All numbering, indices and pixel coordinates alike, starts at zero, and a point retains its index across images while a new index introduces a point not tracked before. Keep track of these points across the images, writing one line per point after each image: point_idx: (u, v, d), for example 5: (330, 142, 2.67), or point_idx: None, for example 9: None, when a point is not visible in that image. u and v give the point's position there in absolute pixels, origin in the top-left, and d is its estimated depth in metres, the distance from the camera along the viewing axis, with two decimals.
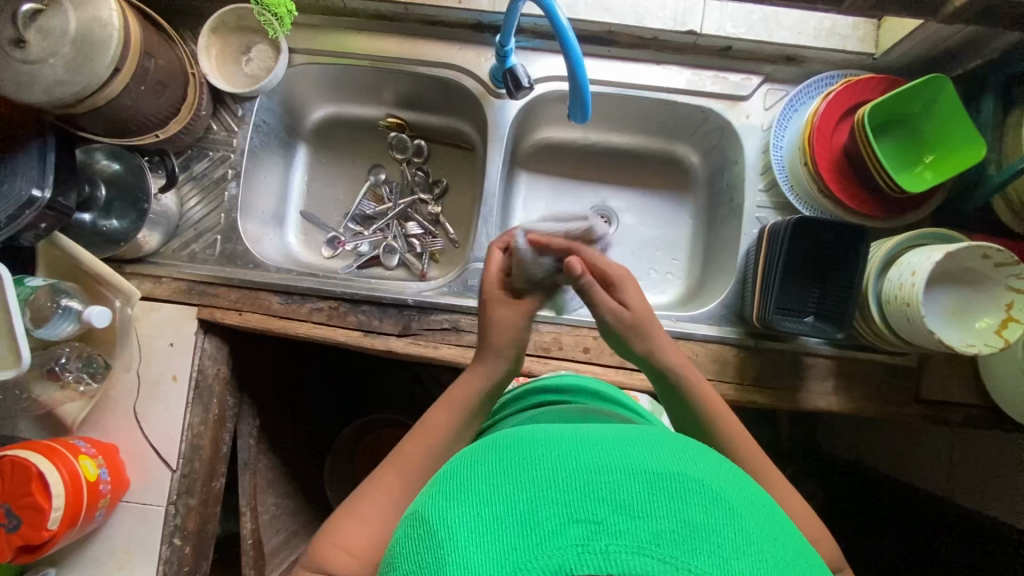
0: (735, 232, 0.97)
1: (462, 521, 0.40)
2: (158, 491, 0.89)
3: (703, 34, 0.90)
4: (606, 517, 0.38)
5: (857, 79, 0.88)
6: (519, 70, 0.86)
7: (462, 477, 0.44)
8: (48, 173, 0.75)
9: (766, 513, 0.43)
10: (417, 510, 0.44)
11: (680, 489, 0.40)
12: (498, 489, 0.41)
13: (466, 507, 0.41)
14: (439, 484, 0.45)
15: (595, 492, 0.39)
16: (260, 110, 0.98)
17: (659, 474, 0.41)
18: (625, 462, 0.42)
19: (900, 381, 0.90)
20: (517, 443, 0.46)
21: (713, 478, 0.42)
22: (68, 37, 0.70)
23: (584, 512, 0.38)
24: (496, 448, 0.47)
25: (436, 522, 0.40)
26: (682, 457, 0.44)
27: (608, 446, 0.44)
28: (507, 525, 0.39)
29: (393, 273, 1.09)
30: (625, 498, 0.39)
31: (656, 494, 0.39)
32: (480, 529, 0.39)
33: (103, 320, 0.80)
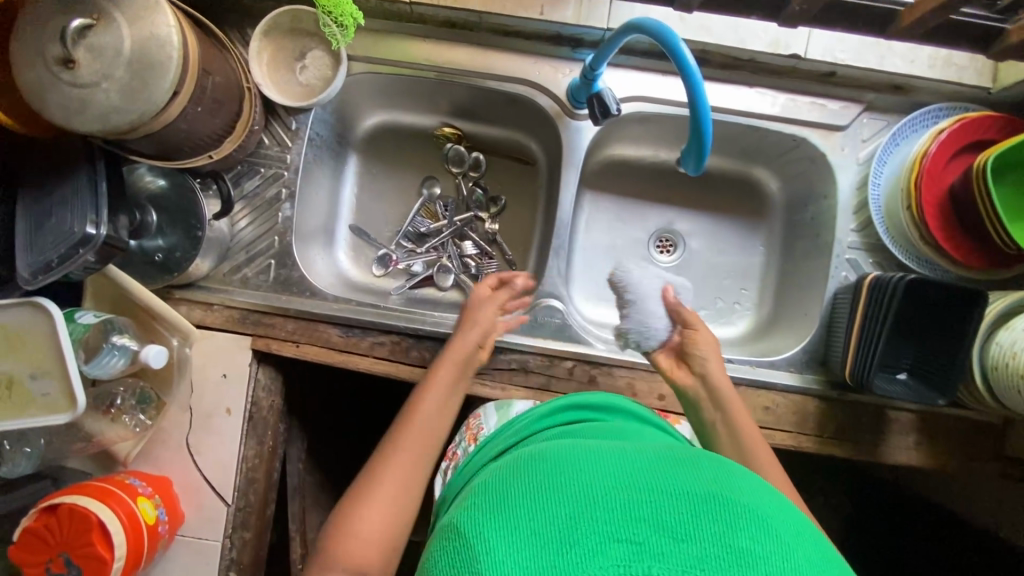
0: (818, 272, 0.91)
1: (497, 534, 0.39)
2: (215, 525, 0.86)
3: (806, 59, 0.83)
4: (648, 539, 0.38)
5: (973, 117, 0.80)
6: (608, 96, 0.78)
7: (500, 492, 0.44)
8: (101, 206, 0.69)
9: (816, 542, 0.41)
10: (454, 525, 0.43)
11: (724, 511, 0.39)
12: (536, 505, 0.41)
13: (504, 522, 0.40)
14: (478, 500, 0.45)
15: (636, 511, 0.39)
16: (315, 122, 0.91)
17: (703, 495, 0.40)
18: (667, 483, 0.41)
19: (984, 437, 0.86)
20: (556, 459, 0.46)
21: (761, 504, 0.41)
22: (122, 58, 0.62)
23: (625, 532, 0.38)
24: (534, 464, 0.46)
25: (471, 535, 0.40)
26: (727, 480, 0.43)
27: (651, 467, 0.43)
28: (544, 540, 0.38)
29: (447, 295, 1.03)
30: (667, 519, 0.39)
31: (700, 517, 0.39)
32: (515, 539, 0.38)
33: (159, 360, 0.75)
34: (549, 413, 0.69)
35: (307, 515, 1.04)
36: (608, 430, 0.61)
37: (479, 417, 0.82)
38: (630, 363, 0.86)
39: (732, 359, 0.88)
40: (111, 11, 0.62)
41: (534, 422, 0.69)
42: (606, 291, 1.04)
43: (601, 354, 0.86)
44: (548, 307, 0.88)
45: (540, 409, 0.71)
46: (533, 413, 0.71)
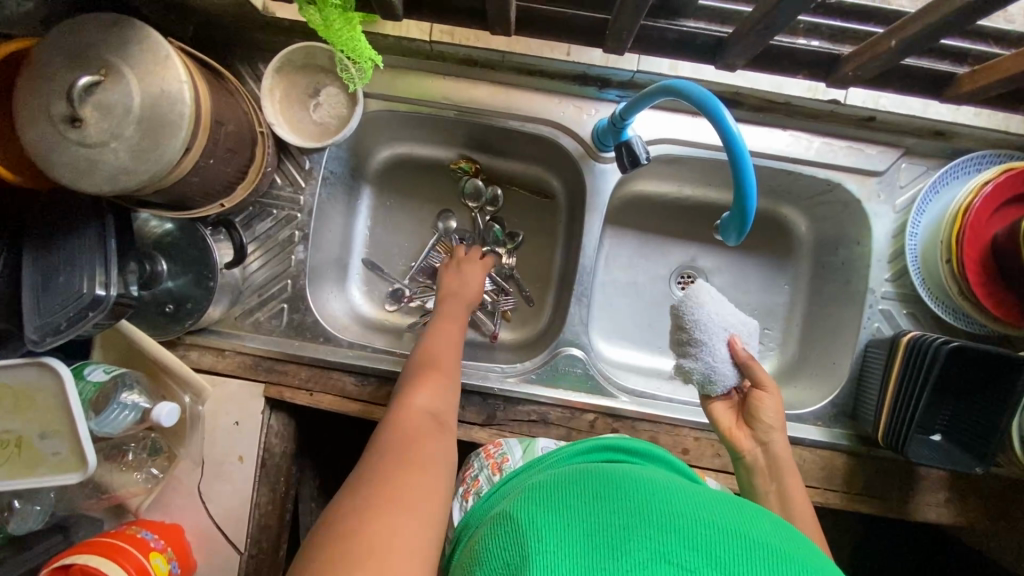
0: (849, 321, 0.88)
1: (550, 530, 0.42)
2: (227, 574, 0.85)
3: (845, 105, 0.79)
4: (699, 568, 0.39)
5: (1021, 168, 0.76)
6: (637, 144, 0.75)
7: (556, 495, 0.47)
8: (110, 265, 0.66)
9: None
10: (508, 516, 0.47)
11: (773, 561, 0.41)
12: (593, 512, 0.44)
13: (560, 521, 0.43)
14: (535, 496, 0.48)
15: (688, 539, 0.41)
16: (329, 160, 0.88)
17: (755, 542, 0.42)
18: (720, 523, 0.43)
19: (1019, 497, 0.83)
20: (612, 481, 0.48)
21: (812, 562, 0.42)
22: (132, 116, 0.59)
23: (675, 556, 0.40)
24: (590, 478, 0.49)
25: (526, 523, 0.43)
26: (779, 535, 0.45)
27: (708, 507, 0.45)
28: (599, 542, 0.41)
29: (462, 331, 1.02)
30: (717, 553, 0.40)
31: (750, 559, 0.40)
32: (567, 536, 0.41)
33: (171, 419, 0.73)
34: (591, 450, 0.66)
35: None
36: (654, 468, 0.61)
37: (499, 444, 0.79)
38: (654, 416, 0.83)
39: None
40: (119, 66, 0.59)
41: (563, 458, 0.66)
42: (625, 330, 1.01)
43: (624, 405, 0.83)
44: (570, 356, 0.85)
45: (566, 448, 0.68)
46: (562, 450, 0.66)
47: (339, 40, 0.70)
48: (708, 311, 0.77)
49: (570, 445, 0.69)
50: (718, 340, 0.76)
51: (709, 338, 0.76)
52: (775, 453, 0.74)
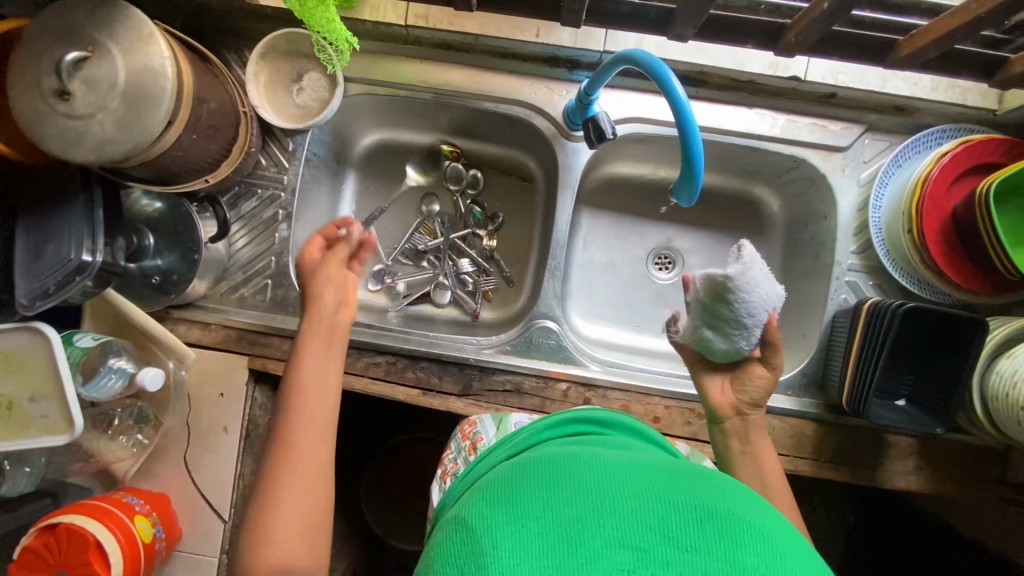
0: (818, 293, 0.90)
1: (505, 531, 0.40)
2: (212, 542, 0.87)
3: (806, 81, 0.81)
4: (654, 547, 0.40)
5: (978, 139, 0.78)
6: (603, 120, 0.77)
7: (509, 489, 0.45)
8: (98, 233, 0.70)
9: (810, 556, 0.43)
10: (460, 517, 0.45)
11: (726, 526, 0.41)
12: (548, 505, 0.42)
13: (514, 518, 0.41)
14: (487, 493, 0.46)
15: (643, 519, 0.41)
16: (312, 142, 0.91)
17: (708, 511, 0.42)
18: (673, 497, 0.43)
19: (984, 464, 0.85)
20: (565, 461, 0.47)
21: (762, 522, 0.43)
22: (117, 90, 0.63)
23: (631, 539, 0.40)
24: (541, 465, 0.47)
25: (480, 529, 0.41)
26: (729, 497, 0.45)
27: (662, 480, 0.45)
28: (557, 540, 0.40)
29: (444, 311, 1.04)
30: (671, 528, 0.41)
31: (704, 530, 0.41)
32: (523, 537, 0.40)
33: (156, 384, 0.76)
34: (559, 422, 0.67)
35: None
36: (611, 440, 0.61)
37: (473, 423, 0.80)
38: (626, 385, 0.85)
39: None
40: (105, 43, 0.63)
41: (533, 432, 0.66)
42: (602, 308, 1.03)
43: (597, 375, 0.85)
44: (544, 329, 0.88)
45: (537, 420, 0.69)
46: (532, 424, 0.67)
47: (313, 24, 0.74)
48: (762, 291, 0.66)
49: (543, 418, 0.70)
50: (759, 323, 0.69)
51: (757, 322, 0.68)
52: (752, 422, 0.74)
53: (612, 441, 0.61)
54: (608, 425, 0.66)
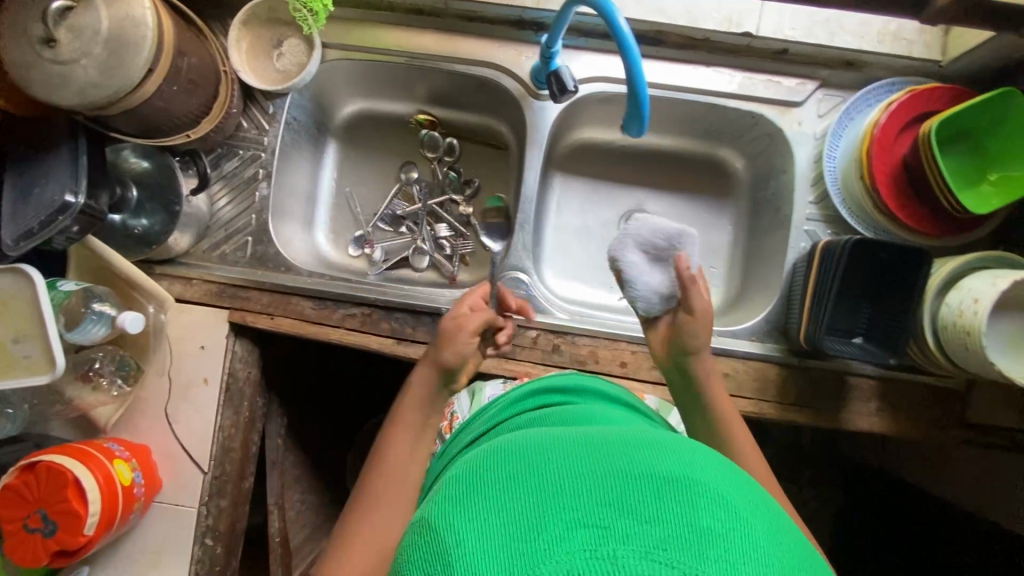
0: (780, 244, 0.93)
1: (466, 527, 0.37)
2: (191, 492, 0.89)
3: (759, 37, 0.86)
4: (614, 521, 0.36)
5: (923, 88, 0.82)
6: (565, 73, 0.81)
7: (465, 483, 0.42)
8: (81, 177, 0.73)
9: (776, 519, 0.40)
10: (420, 519, 0.41)
11: (686, 490, 0.38)
12: (502, 495, 0.39)
13: (471, 511, 0.38)
14: (446, 489, 0.43)
15: (600, 495, 0.37)
16: (291, 107, 0.95)
17: (667, 477, 0.39)
18: (630, 467, 0.39)
19: (944, 404, 0.87)
20: (520, 446, 0.44)
21: (722, 484, 0.40)
22: (100, 37, 0.68)
23: (590, 516, 0.36)
24: (497, 454, 0.44)
25: (442, 530, 0.38)
26: (688, 459, 0.42)
27: (618, 450, 0.42)
28: (513, 530, 0.36)
29: (422, 275, 1.06)
30: (630, 500, 0.37)
31: (664, 497, 0.37)
32: (483, 533, 0.36)
33: (137, 326, 0.80)
34: (531, 394, 0.69)
35: (286, 490, 1.08)
36: (576, 414, 0.60)
37: (452, 403, 0.84)
38: (593, 331, 0.88)
39: None
40: None
41: (503, 407, 0.69)
42: (576, 270, 1.06)
43: (566, 323, 0.88)
44: (514, 279, 0.92)
45: (506, 396, 0.73)
46: (511, 396, 0.71)
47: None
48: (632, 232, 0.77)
49: (511, 393, 0.72)
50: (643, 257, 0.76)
51: (617, 258, 0.76)
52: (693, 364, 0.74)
53: (578, 413, 0.61)
54: (578, 397, 0.68)
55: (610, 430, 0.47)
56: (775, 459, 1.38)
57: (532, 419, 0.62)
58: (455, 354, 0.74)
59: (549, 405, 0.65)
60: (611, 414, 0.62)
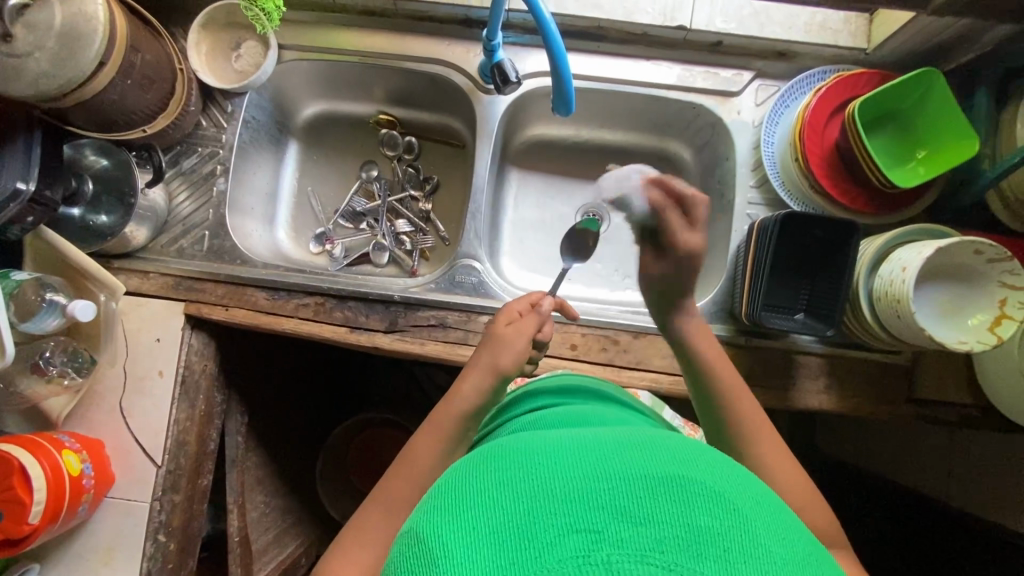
0: (725, 228, 0.96)
1: (456, 536, 0.37)
2: (145, 487, 0.88)
3: (692, 29, 0.90)
4: (608, 526, 0.36)
5: (849, 74, 0.86)
6: (507, 65, 0.85)
7: (457, 490, 0.41)
8: (32, 167, 0.75)
9: (776, 513, 0.40)
10: (411, 528, 0.41)
11: (679, 489, 0.38)
12: (495, 503, 0.39)
13: (463, 520, 0.38)
14: (440, 496, 0.43)
15: (593, 499, 0.37)
16: (250, 106, 0.98)
17: (658, 477, 0.39)
18: (623, 468, 0.39)
19: (894, 380, 0.88)
20: (512, 453, 0.44)
21: (717, 480, 0.40)
22: (53, 31, 0.71)
23: (582, 521, 0.36)
24: (489, 461, 0.44)
25: (432, 539, 0.38)
26: (682, 457, 0.42)
27: (610, 452, 0.42)
28: (507, 540, 0.36)
29: (383, 270, 1.08)
30: (623, 504, 0.37)
31: (656, 499, 0.37)
32: (475, 543, 0.36)
33: (87, 314, 0.81)
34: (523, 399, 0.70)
35: (247, 489, 1.07)
36: (571, 416, 0.61)
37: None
38: None
39: (642, 312, 0.92)
40: None
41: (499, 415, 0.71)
42: (533, 262, 1.08)
43: None
44: (467, 267, 0.94)
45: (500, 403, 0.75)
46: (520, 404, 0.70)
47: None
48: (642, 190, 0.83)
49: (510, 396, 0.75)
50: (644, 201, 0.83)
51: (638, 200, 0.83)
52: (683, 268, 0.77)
53: (569, 415, 0.62)
54: (570, 396, 0.69)
55: (601, 432, 0.47)
56: None
57: (519, 425, 0.63)
58: (518, 358, 0.70)
59: (540, 408, 0.66)
60: (603, 414, 0.63)
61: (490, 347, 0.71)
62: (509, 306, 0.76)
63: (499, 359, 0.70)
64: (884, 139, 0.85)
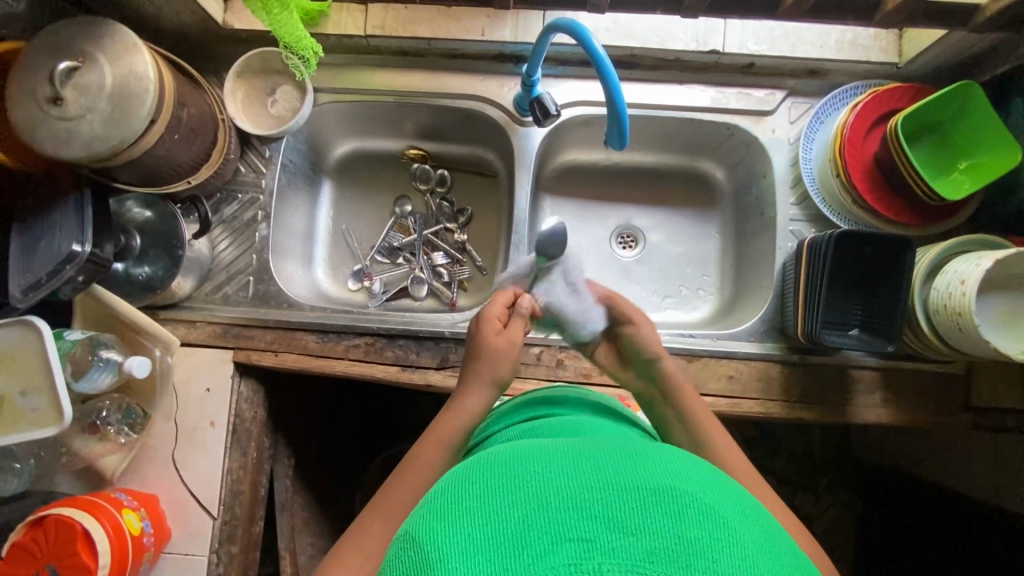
0: (768, 245, 0.96)
1: (451, 541, 0.36)
2: (201, 540, 0.87)
3: (725, 53, 0.91)
4: (600, 535, 0.35)
5: (884, 88, 0.87)
6: (547, 98, 0.86)
7: (451, 496, 0.40)
8: (87, 228, 0.75)
9: (764, 526, 0.39)
10: (405, 533, 0.40)
11: (670, 500, 0.37)
12: (488, 508, 0.38)
13: (458, 524, 0.37)
14: (432, 502, 0.42)
15: (585, 508, 0.36)
16: (287, 149, 0.99)
17: (652, 489, 0.38)
18: (616, 478, 0.39)
19: (950, 390, 0.88)
20: (506, 460, 0.43)
21: (710, 493, 0.39)
22: (105, 92, 0.72)
23: (575, 529, 0.35)
24: (485, 467, 0.43)
25: (426, 542, 0.36)
26: (675, 469, 0.41)
27: (602, 461, 0.41)
28: (501, 545, 0.35)
29: (422, 303, 1.08)
30: (617, 513, 0.36)
31: (649, 508, 0.36)
32: (468, 547, 0.35)
33: (143, 370, 0.80)
34: (512, 409, 0.69)
35: (297, 533, 1.05)
36: (567, 424, 0.60)
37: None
38: None
39: (692, 334, 0.91)
40: (94, 54, 0.72)
41: (493, 420, 0.69)
42: None
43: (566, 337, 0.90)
44: None
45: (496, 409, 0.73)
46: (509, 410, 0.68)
47: (274, 27, 0.84)
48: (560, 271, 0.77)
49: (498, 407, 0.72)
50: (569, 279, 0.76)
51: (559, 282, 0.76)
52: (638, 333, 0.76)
53: (565, 424, 0.60)
54: (568, 406, 0.67)
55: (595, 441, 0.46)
56: (790, 465, 1.37)
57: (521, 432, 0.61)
58: (511, 366, 0.70)
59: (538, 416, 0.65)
60: (598, 424, 0.61)
61: (483, 363, 0.69)
62: (486, 312, 0.72)
63: (498, 372, 0.68)
64: (924, 151, 0.86)
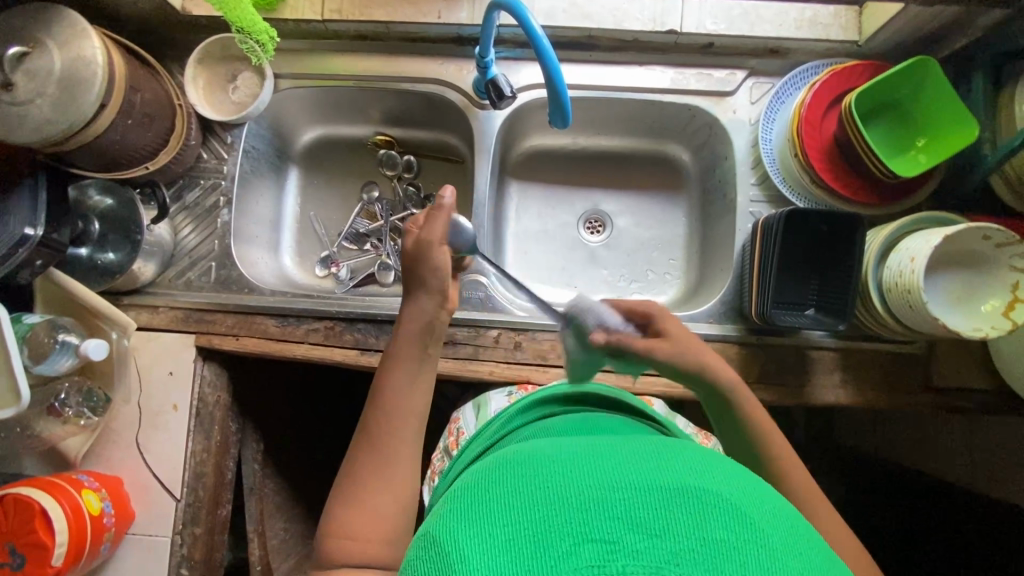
0: (729, 227, 0.96)
1: (473, 542, 0.36)
2: (164, 522, 0.88)
3: (683, 33, 0.91)
4: (623, 537, 0.35)
5: (842, 66, 0.86)
6: (501, 80, 0.85)
7: (472, 493, 0.40)
8: (40, 212, 0.76)
9: (792, 526, 0.38)
10: (426, 533, 0.40)
11: (693, 501, 0.36)
12: (510, 507, 0.37)
13: (478, 523, 0.37)
14: (456, 503, 0.41)
15: (608, 508, 0.36)
16: (249, 135, 0.99)
17: (675, 490, 0.37)
18: (640, 478, 0.38)
19: (910, 370, 0.87)
20: (527, 461, 0.42)
21: (735, 492, 0.38)
22: (54, 77, 0.72)
23: (597, 529, 0.35)
24: (503, 467, 0.43)
25: (449, 543, 0.36)
26: (701, 470, 0.40)
27: (625, 461, 0.41)
28: (522, 546, 0.35)
29: (389, 290, 1.08)
30: (640, 515, 0.36)
31: (671, 509, 0.36)
32: (490, 548, 0.35)
33: (100, 353, 0.81)
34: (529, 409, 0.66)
35: (266, 517, 1.06)
36: (587, 423, 0.58)
37: (458, 420, 0.87)
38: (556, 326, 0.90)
39: None
40: (44, 40, 0.73)
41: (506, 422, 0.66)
42: (541, 275, 1.08)
43: (523, 320, 0.90)
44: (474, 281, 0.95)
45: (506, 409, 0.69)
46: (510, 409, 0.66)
47: (226, 12, 0.85)
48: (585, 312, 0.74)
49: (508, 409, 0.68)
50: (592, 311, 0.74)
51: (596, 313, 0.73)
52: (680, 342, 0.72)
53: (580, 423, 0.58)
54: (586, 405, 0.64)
55: (614, 441, 0.46)
56: None
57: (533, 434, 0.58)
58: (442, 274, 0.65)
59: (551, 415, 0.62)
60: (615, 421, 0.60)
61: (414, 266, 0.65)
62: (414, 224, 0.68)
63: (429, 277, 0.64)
64: (883, 130, 0.85)
